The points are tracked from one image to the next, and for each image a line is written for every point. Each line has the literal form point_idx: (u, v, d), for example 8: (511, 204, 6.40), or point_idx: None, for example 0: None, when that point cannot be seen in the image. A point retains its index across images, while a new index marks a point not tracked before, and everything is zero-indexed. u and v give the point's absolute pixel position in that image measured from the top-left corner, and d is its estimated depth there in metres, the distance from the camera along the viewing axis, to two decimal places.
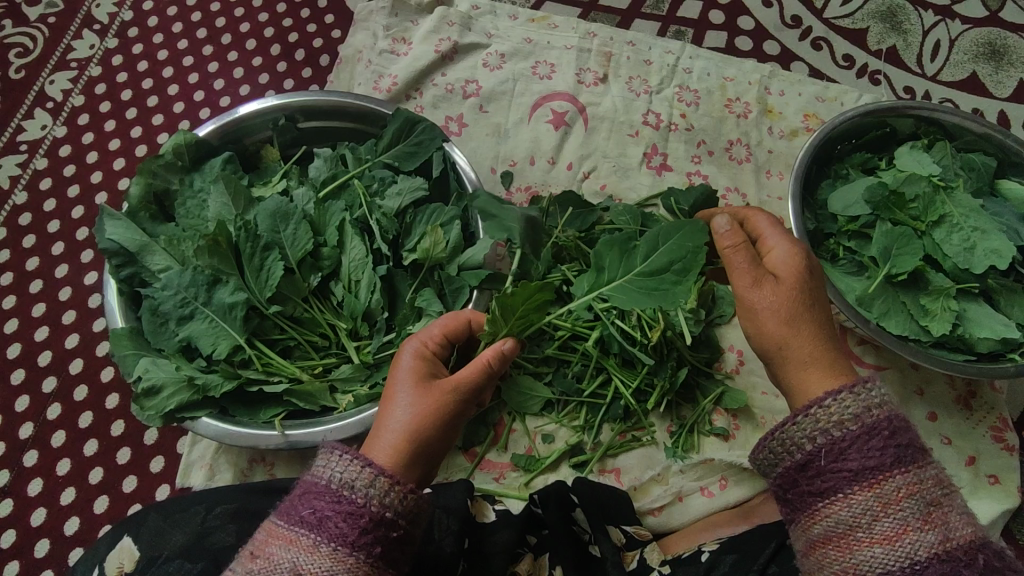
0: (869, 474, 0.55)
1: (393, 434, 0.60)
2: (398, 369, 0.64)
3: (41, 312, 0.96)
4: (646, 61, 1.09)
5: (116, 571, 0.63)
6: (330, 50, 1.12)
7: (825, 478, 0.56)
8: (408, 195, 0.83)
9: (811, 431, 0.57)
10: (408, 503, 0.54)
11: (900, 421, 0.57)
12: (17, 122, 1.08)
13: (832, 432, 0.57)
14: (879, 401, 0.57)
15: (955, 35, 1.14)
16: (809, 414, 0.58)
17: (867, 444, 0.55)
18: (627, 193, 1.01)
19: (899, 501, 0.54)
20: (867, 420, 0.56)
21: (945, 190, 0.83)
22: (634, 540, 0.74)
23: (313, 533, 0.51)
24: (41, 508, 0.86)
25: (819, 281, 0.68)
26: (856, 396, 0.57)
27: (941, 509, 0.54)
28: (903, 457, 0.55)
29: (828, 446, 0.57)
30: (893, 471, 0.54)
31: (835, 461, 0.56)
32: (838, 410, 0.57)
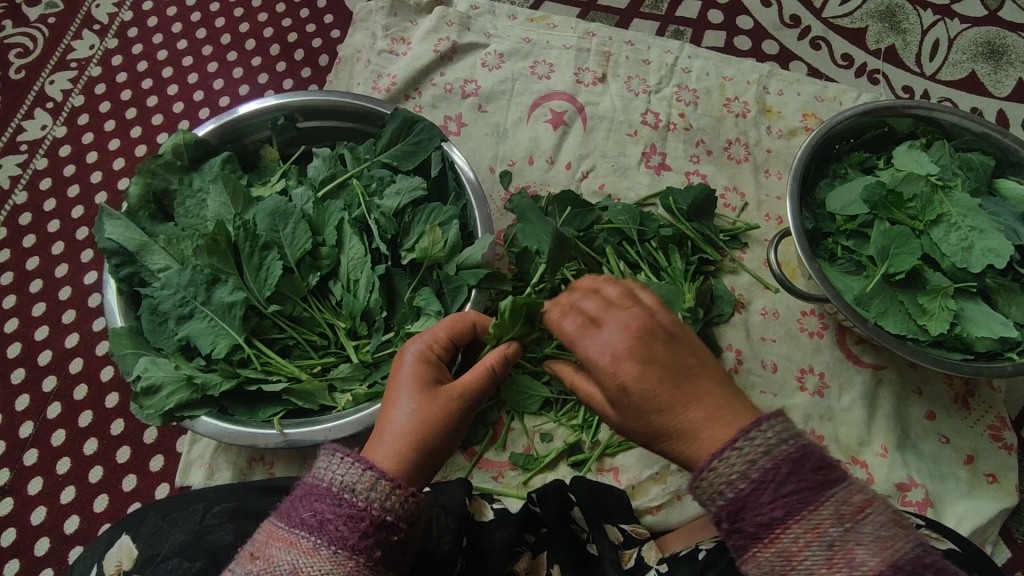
0: (768, 528, 0.50)
1: (393, 437, 0.59)
2: (399, 373, 0.63)
3: (42, 311, 0.96)
4: (644, 61, 1.09)
5: (115, 569, 0.63)
6: (330, 50, 1.13)
7: (734, 538, 0.51)
8: (407, 194, 0.82)
9: (715, 491, 0.51)
10: (409, 507, 0.54)
11: (797, 457, 0.50)
12: (18, 122, 1.08)
13: (726, 494, 0.51)
14: (773, 443, 0.51)
15: (953, 34, 1.14)
16: (704, 477, 0.52)
17: (759, 497, 0.50)
18: (626, 192, 1.01)
19: (800, 552, 0.49)
20: (754, 474, 0.50)
21: (943, 189, 0.84)
22: (632, 539, 0.73)
23: (314, 535, 0.51)
24: (42, 507, 0.86)
25: (629, 350, 0.54)
26: (745, 445, 0.51)
27: (846, 547, 0.48)
28: (797, 503, 0.49)
29: (728, 507, 0.51)
30: (789, 523, 0.49)
31: (737, 521, 0.51)
32: (724, 472, 0.51)
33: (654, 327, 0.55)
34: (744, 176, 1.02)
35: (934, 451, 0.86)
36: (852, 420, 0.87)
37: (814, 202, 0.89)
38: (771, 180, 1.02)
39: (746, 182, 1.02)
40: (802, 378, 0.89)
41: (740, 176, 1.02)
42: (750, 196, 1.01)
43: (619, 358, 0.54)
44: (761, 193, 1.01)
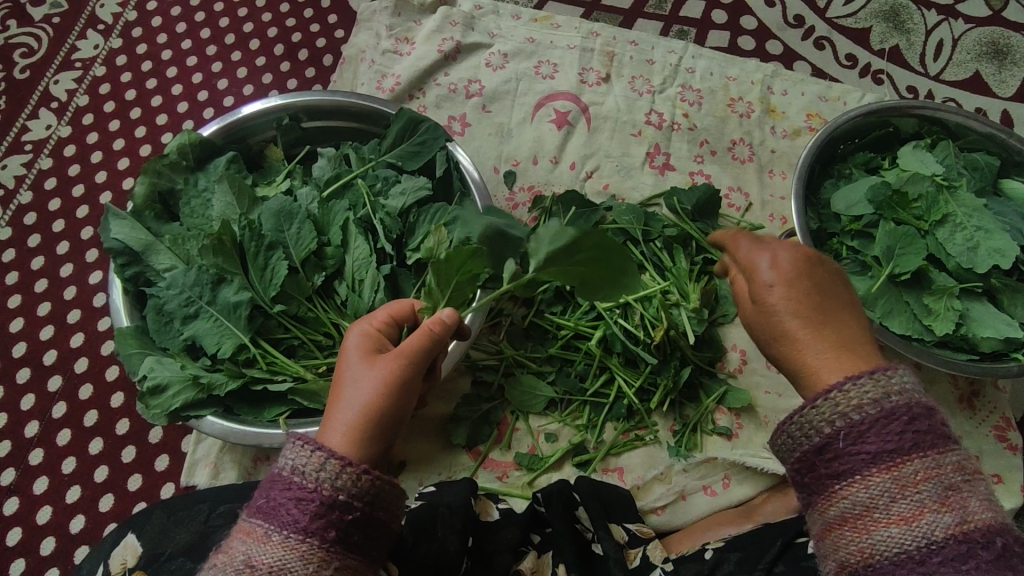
0: (888, 455, 0.51)
1: (339, 415, 0.58)
2: (345, 356, 0.62)
3: (47, 311, 0.96)
4: (648, 61, 1.09)
5: (120, 567, 0.63)
6: (333, 50, 1.13)
7: (842, 462, 0.52)
8: (412, 194, 0.83)
9: (830, 415, 0.53)
10: (358, 483, 0.53)
11: (923, 407, 0.52)
12: (22, 122, 1.08)
13: (851, 416, 0.52)
14: (902, 386, 0.53)
15: (957, 34, 1.14)
16: (827, 399, 0.53)
17: (884, 427, 0.51)
18: (630, 192, 1.01)
19: (918, 484, 0.50)
20: (887, 405, 0.52)
21: (948, 189, 0.84)
22: (637, 539, 0.74)
23: (266, 521, 0.52)
24: (47, 506, 0.86)
25: (820, 286, 0.60)
26: (876, 380, 0.53)
27: (960, 493, 0.50)
28: (921, 441, 0.50)
29: (848, 430, 0.52)
30: (912, 455, 0.50)
31: (856, 444, 0.52)
32: (854, 395, 0.53)
33: (814, 258, 0.62)
34: (748, 176, 1.02)
35: None
36: None
37: (819, 202, 0.89)
38: (775, 180, 1.02)
39: (750, 182, 1.01)
40: None
41: (744, 176, 1.02)
42: (754, 197, 1.01)
43: (800, 283, 0.60)
44: (765, 193, 1.01)
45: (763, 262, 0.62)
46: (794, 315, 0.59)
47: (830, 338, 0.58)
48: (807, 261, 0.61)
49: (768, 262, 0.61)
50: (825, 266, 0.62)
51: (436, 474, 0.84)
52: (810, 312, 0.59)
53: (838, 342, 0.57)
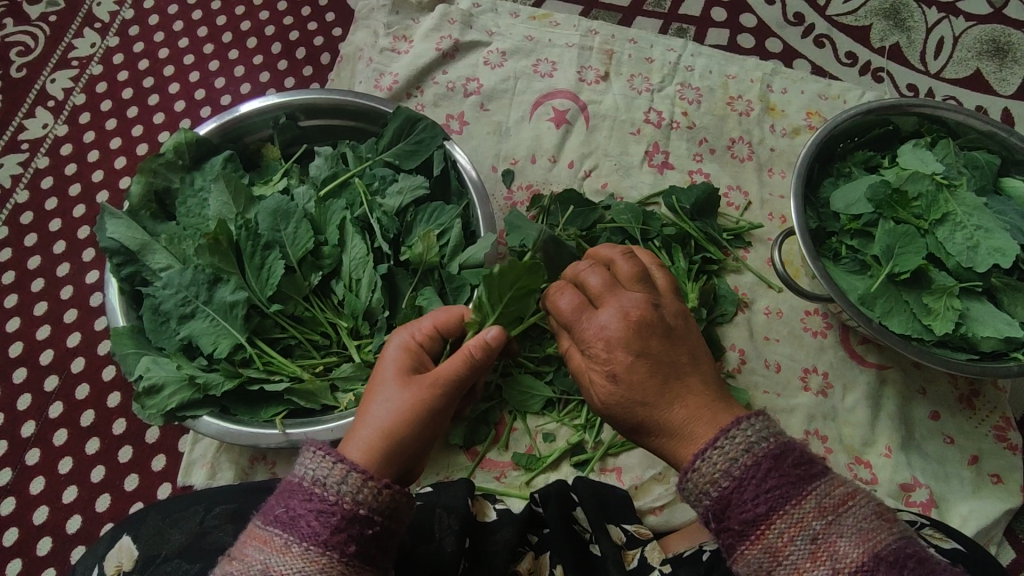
0: (752, 525, 0.52)
1: (370, 433, 0.58)
2: (385, 363, 0.63)
3: (43, 310, 0.96)
4: (647, 59, 1.09)
5: (115, 569, 0.63)
6: (331, 49, 1.12)
7: (725, 539, 0.54)
8: (409, 194, 0.83)
9: (700, 490, 0.55)
10: (383, 498, 0.53)
11: (774, 459, 0.52)
12: (18, 121, 1.08)
13: (712, 494, 0.54)
14: (750, 445, 0.53)
15: (958, 32, 1.13)
16: (688, 478, 0.55)
17: (741, 496, 0.52)
18: (629, 191, 1.01)
19: (785, 547, 0.51)
20: (734, 473, 0.53)
21: (949, 188, 0.83)
22: (635, 539, 0.73)
23: (286, 532, 0.51)
24: (44, 506, 0.86)
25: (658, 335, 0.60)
26: (733, 440, 0.54)
27: (829, 540, 0.50)
28: (776, 501, 0.51)
29: (712, 506, 0.54)
30: (773, 519, 0.51)
31: (724, 520, 0.53)
32: (708, 471, 0.54)
33: (654, 320, 0.60)
34: (747, 175, 1.01)
35: (938, 452, 0.86)
36: (856, 421, 0.86)
37: (818, 201, 0.88)
38: (774, 179, 1.02)
39: (749, 181, 1.01)
40: (805, 377, 0.89)
41: (743, 175, 1.02)
42: (753, 195, 1.00)
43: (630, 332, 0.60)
44: (764, 192, 1.01)
45: (593, 322, 0.61)
46: (623, 382, 0.60)
47: (679, 401, 0.59)
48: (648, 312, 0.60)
49: (609, 317, 0.60)
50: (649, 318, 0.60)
51: (433, 474, 0.84)
52: (659, 373, 0.59)
53: (687, 410, 0.59)
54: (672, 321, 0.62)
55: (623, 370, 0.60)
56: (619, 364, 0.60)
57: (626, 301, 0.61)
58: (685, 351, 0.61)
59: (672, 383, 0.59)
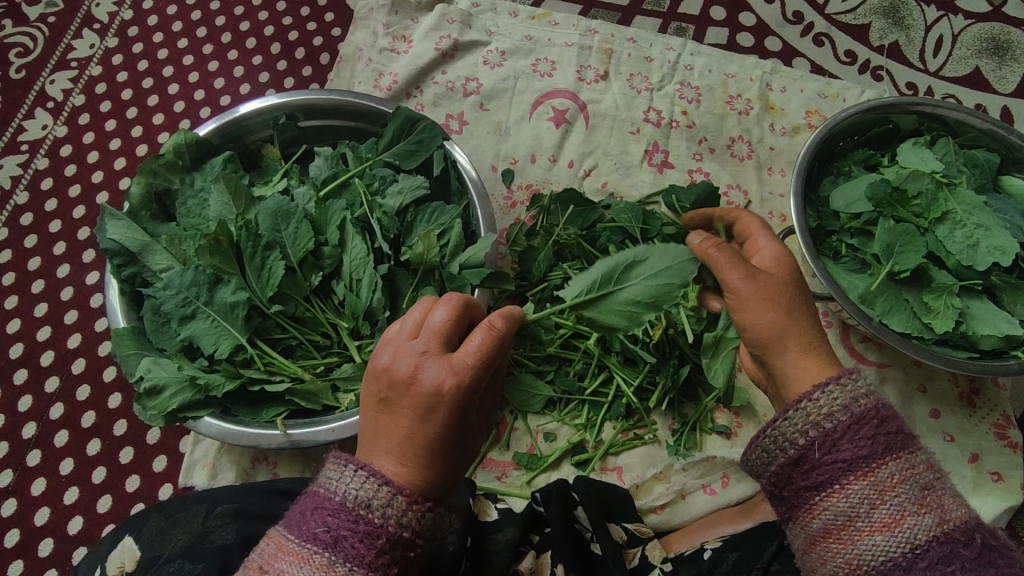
0: (861, 463, 0.54)
1: (423, 473, 0.53)
2: (441, 400, 0.53)
3: (43, 312, 0.96)
4: (647, 57, 1.09)
5: (118, 570, 0.63)
6: (330, 49, 1.12)
7: (821, 472, 0.55)
8: (409, 194, 0.82)
9: (804, 424, 0.56)
10: (428, 524, 0.54)
11: (886, 409, 0.56)
12: (18, 122, 1.08)
13: (824, 425, 0.56)
14: (866, 391, 0.56)
15: (957, 30, 1.13)
16: (798, 408, 0.57)
17: (858, 432, 0.55)
18: (629, 190, 1.01)
19: (895, 487, 0.53)
20: (855, 410, 0.55)
21: (948, 186, 0.83)
22: (636, 538, 0.74)
23: (330, 552, 0.50)
24: (45, 508, 0.86)
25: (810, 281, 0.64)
26: (843, 386, 0.56)
27: (934, 492, 0.54)
28: (893, 443, 0.54)
29: (818, 439, 0.56)
30: (886, 459, 0.54)
31: (830, 453, 0.55)
32: (827, 402, 0.56)
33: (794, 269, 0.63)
34: (747, 174, 1.02)
35: (938, 450, 0.86)
36: None
37: (818, 199, 0.88)
38: (774, 177, 1.02)
39: (749, 179, 1.01)
40: None
41: (743, 173, 1.02)
42: (753, 194, 1.00)
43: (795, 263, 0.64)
44: (764, 191, 1.01)
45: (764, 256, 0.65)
46: (756, 291, 0.60)
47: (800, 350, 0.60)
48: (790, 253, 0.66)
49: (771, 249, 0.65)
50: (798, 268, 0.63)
51: None
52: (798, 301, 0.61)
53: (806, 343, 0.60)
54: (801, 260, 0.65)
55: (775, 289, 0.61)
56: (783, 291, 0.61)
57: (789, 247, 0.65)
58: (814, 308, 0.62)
59: (806, 311, 0.61)
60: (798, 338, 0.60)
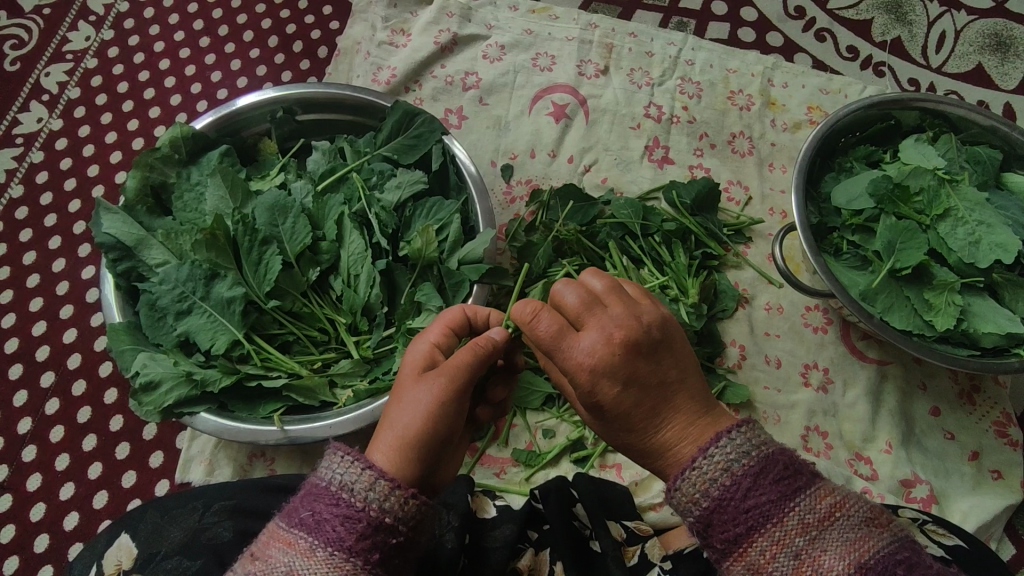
0: (734, 544, 0.52)
1: (387, 436, 0.55)
2: (404, 369, 0.60)
3: (39, 306, 0.95)
4: (647, 52, 1.08)
5: (115, 568, 0.62)
6: (329, 42, 1.11)
7: (709, 549, 0.54)
8: (408, 188, 0.82)
9: (686, 506, 0.54)
10: (413, 511, 0.52)
11: (751, 474, 0.52)
12: (13, 114, 1.06)
13: (691, 513, 0.54)
14: (725, 463, 0.53)
15: (960, 26, 1.12)
16: (672, 498, 0.55)
17: (723, 514, 0.52)
18: (629, 186, 1.00)
19: (769, 564, 0.51)
20: (715, 492, 0.52)
21: (951, 183, 0.83)
22: (635, 536, 0.72)
23: (311, 535, 0.50)
24: (41, 503, 0.86)
25: (637, 377, 0.57)
26: (698, 473, 0.53)
27: (812, 556, 0.50)
28: (762, 517, 0.51)
29: (694, 524, 0.54)
30: (754, 538, 0.51)
31: (710, 533, 0.53)
32: (687, 491, 0.53)
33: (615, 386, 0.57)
34: (748, 170, 1.01)
35: (938, 447, 0.86)
36: (856, 416, 0.86)
37: (820, 196, 0.88)
38: (775, 174, 1.01)
39: (750, 175, 1.01)
40: (806, 373, 0.88)
41: (745, 169, 1.01)
42: (754, 190, 1.00)
43: (603, 382, 0.56)
44: (765, 186, 1.00)
45: (576, 349, 0.56)
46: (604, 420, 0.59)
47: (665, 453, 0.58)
48: (633, 333, 0.56)
49: (592, 342, 0.56)
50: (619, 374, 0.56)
51: None
52: (628, 408, 0.57)
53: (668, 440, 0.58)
54: (608, 370, 0.56)
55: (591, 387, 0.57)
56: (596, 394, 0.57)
57: (589, 358, 0.56)
58: (651, 399, 0.57)
59: (637, 422, 0.58)
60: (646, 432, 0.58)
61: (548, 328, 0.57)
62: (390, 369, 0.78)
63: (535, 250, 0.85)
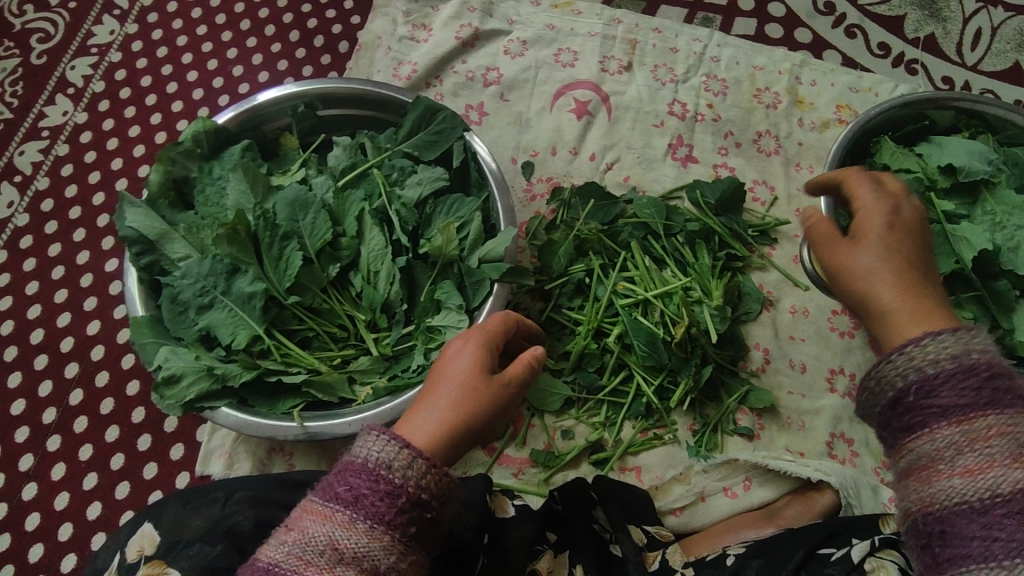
0: (957, 407, 0.50)
1: (427, 418, 0.55)
2: (459, 353, 0.59)
3: (63, 298, 0.96)
4: (672, 48, 1.06)
5: (136, 553, 0.62)
6: (350, 37, 1.11)
7: (913, 415, 0.52)
8: (429, 185, 0.81)
9: (905, 368, 0.53)
10: (445, 487, 0.53)
11: (1003, 368, 0.52)
12: (39, 108, 1.07)
13: (927, 369, 0.52)
14: (982, 345, 0.52)
15: (997, 23, 1.09)
16: (904, 352, 0.54)
17: (953, 384, 0.51)
18: (652, 185, 0.98)
19: (991, 437, 0.49)
20: (952, 364, 0.51)
21: (987, 187, 0.80)
22: (657, 541, 0.71)
23: (352, 510, 0.49)
24: (65, 492, 0.87)
25: (922, 250, 0.61)
26: (956, 337, 0.53)
27: None
28: (1000, 398, 0.50)
29: (920, 381, 0.52)
30: (989, 410, 0.49)
31: (926, 398, 0.51)
32: (933, 350, 0.52)
33: (910, 258, 0.59)
34: (774, 170, 0.99)
35: None
36: None
37: None
38: (801, 174, 0.99)
39: (776, 175, 0.98)
40: (831, 379, 0.86)
41: (770, 169, 0.99)
42: (780, 190, 0.98)
43: (900, 250, 0.59)
44: (791, 187, 0.98)
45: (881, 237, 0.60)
46: (892, 272, 0.58)
47: (908, 310, 0.57)
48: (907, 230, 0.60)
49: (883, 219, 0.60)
50: (922, 246, 0.61)
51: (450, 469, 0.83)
52: (874, 280, 0.58)
53: (925, 299, 0.57)
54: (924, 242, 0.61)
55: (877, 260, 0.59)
56: (884, 277, 0.58)
57: (893, 214, 0.61)
58: (902, 256, 0.59)
59: (924, 286, 0.59)
60: (880, 293, 0.58)
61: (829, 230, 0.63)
62: (409, 366, 0.77)
63: (557, 250, 0.85)
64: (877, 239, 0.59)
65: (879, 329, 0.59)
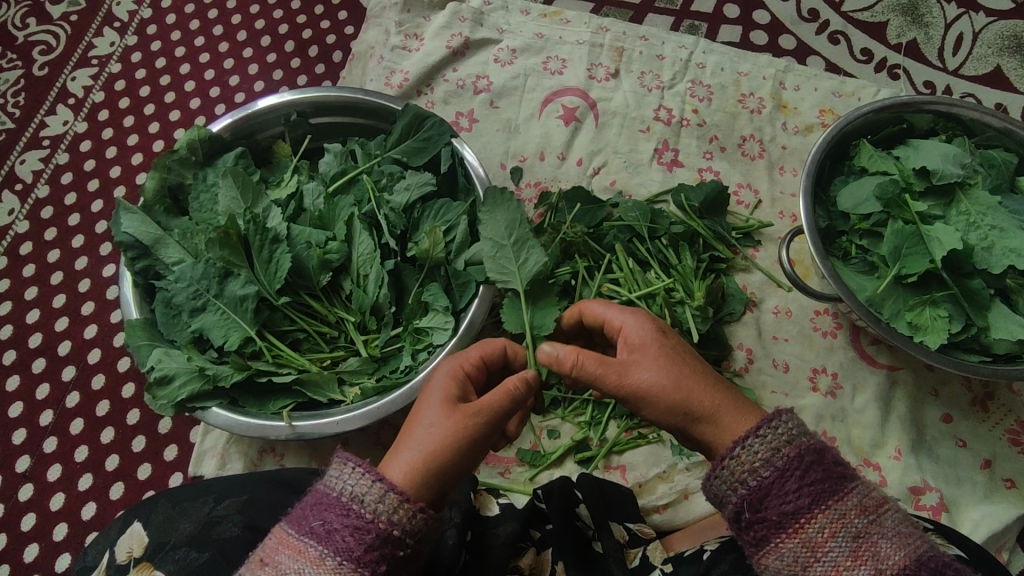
0: (791, 518, 0.53)
1: (394, 461, 0.56)
2: (432, 390, 0.60)
3: (62, 303, 0.99)
4: (658, 56, 1.08)
5: (127, 554, 0.65)
6: (343, 47, 1.13)
7: (756, 531, 0.54)
8: (416, 190, 0.83)
9: (733, 482, 0.55)
10: (421, 526, 0.53)
11: (814, 453, 0.54)
12: (40, 117, 1.10)
13: (749, 482, 0.54)
14: (790, 437, 0.54)
15: (978, 28, 1.11)
16: (724, 467, 0.55)
17: (783, 487, 0.53)
18: (638, 189, 1.00)
19: (825, 542, 0.52)
20: (777, 462, 0.54)
21: (963, 188, 0.81)
22: (637, 539, 0.72)
23: (322, 545, 0.51)
24: (61, 493, 0.89)
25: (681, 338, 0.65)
26: (764, 438, 0.54)
27: (870, 540, 0.51)
28: (820, 493, 0.52)
29: (748, 498, 0.54)
30: (814, 513, 0.52)
31: (762, 512, 0.54)
32: (748, 460, 0.54)
33: (690, 357, 0.61)
34: (758, 173, 1.01)
35: (950, 455, 0.84)
36: (865, 421, 0.85)
37: (828, 200, 0.87)
38: (785, 177, 1.01)
39: (760, 178, 1.00)
40: (814, 378, 0.88)
41: (754, 172, 1.01)
42: (764, 193, 0.99)
43: (673, 349, 0.60)
44: (775, 190, 1.00)
45: (644, 362, 0.59)
46: (690, 374, 0.59)
47: (718, 397, 0.58)
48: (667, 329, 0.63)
49: (640, 332, 0.61)
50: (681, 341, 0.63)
51: None
52: (686, 381, 0.58)
53: (725, 393, 0.59)
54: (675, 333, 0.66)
55: (677, 366, 0.59)
56: (685, 380, 0.58)
57: (642, 316, 0.63)
58: (683, 362, 0.59)
59: (713, 376, 0.61)
60: (693, 396, 0.58)
61: (594, 362, 0.60)
62: (397, 367, 0.79)
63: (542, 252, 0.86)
64: (655, 352, 0.59)
65: (710, 430, 0.58)
